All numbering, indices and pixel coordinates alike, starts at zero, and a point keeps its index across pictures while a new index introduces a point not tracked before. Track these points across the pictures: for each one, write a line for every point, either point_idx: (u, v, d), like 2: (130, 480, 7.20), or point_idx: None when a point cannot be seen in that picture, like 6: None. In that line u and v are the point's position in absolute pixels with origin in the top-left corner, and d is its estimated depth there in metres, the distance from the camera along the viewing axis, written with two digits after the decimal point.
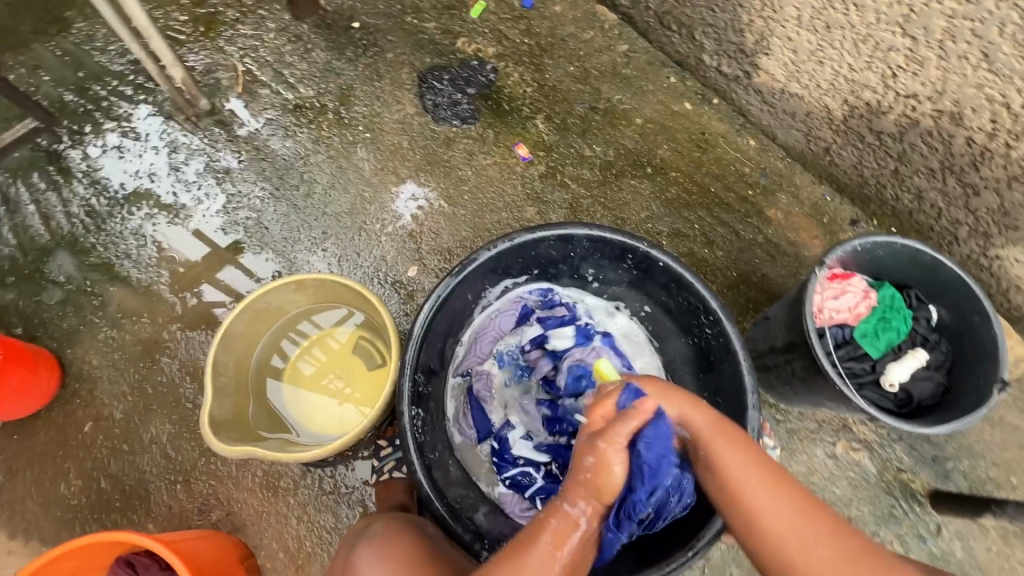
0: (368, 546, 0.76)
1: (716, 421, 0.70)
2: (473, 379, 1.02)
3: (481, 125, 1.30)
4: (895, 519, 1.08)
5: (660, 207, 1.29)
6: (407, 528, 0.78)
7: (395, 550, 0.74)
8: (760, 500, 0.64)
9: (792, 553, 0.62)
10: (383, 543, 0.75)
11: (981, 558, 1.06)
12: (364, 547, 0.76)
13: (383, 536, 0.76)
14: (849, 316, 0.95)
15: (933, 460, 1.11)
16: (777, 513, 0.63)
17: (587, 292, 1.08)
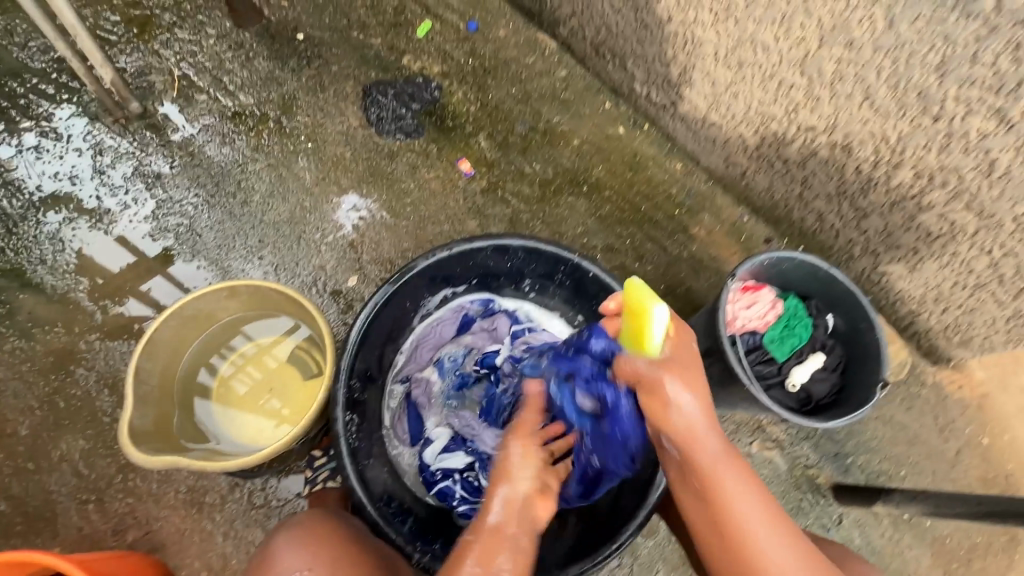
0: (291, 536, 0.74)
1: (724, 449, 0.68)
2: (412, 386, 1.04)
3: (424, 140, 1.34)
4: (803, 511, 1.18)
5: (595, 223, 1.36)
6: (331, 522, 0.76)
7: (318, 550, 0.72)
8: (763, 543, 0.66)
9: None
10: (307, 534, 0.74)
11: (876, 544, 1.17)
12: (284, 541, 0.74)
13: (304, 531, 0.74)
14: (758, 324, 1.06)
15: (835, 456, 1.22)
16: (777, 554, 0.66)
17: (526, 301, 1.12)
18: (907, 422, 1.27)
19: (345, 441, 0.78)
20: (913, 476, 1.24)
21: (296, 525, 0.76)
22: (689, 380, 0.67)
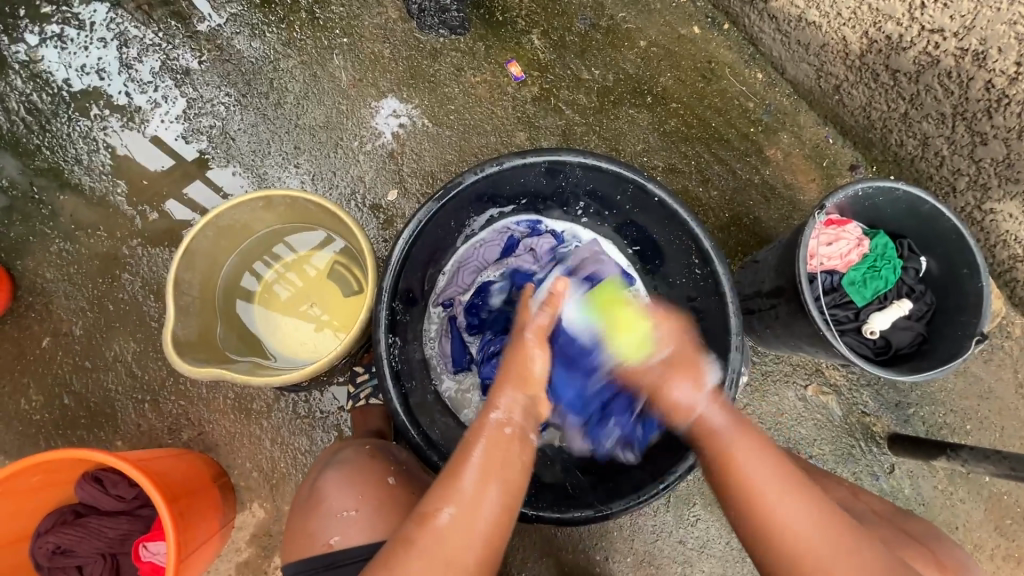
0: (336, 473, 0.73)
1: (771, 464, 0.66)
2: (454, 309, 0.98)
3: (471, 37, 1.19)
4: (853, 458, 1.13)
5: (658, 140, 1.22)
6: (373, 463, 0.74)
7: (357, 492, 0.70)
8: (782, 508, 0.63)
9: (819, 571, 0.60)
10: (348, 477, 0.72)
11: (927, 495, 1.13)
12: (331, 480, 0.72)
13: (352, 472, 0.72)
14: (839, 263, 0.94)
15: (896, 406, 1.16)
16: (802, 524, 0.62)
17: (575, 223, 1.03)
18: (983, 375, 1.18)
19: (387, 362, 0.75)
20: (978, 431, 1.17)
21: (342, 467, 0.74)
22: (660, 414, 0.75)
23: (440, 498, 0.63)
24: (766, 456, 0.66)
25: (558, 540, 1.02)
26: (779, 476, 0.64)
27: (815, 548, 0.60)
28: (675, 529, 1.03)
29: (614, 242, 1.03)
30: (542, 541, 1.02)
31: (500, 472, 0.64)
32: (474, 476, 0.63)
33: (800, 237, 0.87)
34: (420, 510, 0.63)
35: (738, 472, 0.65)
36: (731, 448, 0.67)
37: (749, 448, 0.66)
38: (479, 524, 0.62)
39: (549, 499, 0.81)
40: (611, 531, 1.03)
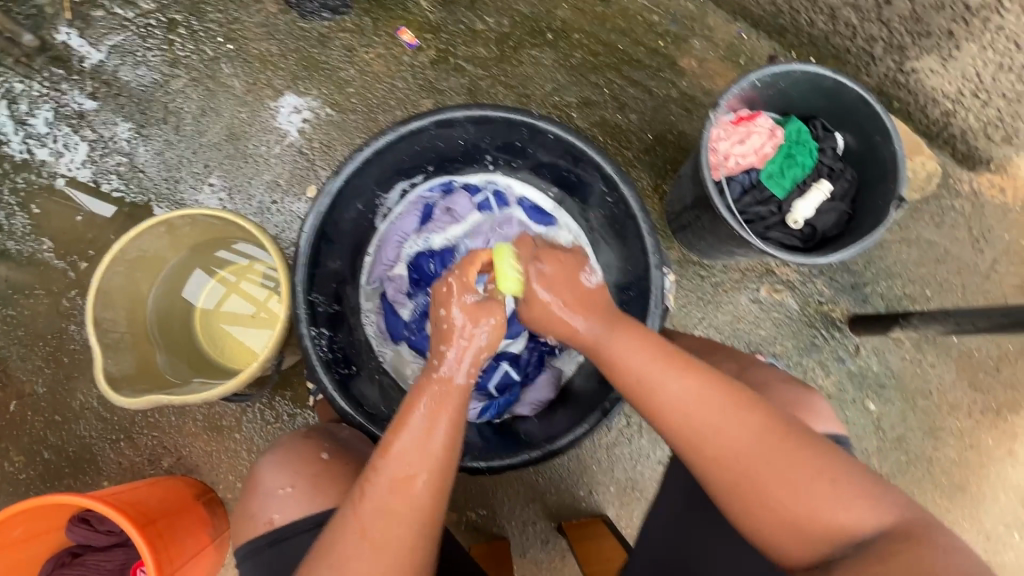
0: (272, 457, 0.75)
1: (654, 347, 0.67)
2: (386, 284, 0.98)
3: (356, 14, 1.16)
4: (816, 348, 1.14)
5: (566, 76, 1.19)
6: (310, 441, 0.76)
7: (293, 469, 0.73)
8: (663, 383, 0.65)
9: (711, 447, 0.64)
10: (284, 457, 0.74)
11: (896, 368, 1.13)
12: (268, 463, 0.74)
13: (287, 452, 0.74)
14: (754, 160, 0.93)
15: (852, 287, 1.15)
16: (682, 393, 0.64)
17: (489, 171, 1.01)
18: (934, 239, 1.18)
19: (314, 355, 0.77)
20: (939, 294, 1.17)
21: (284, 448, 0.75)
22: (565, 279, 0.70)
23: (389, 458, 0.62)
24: (675, 370, 0.65)
25: (541, 486, 1.05)
26: (659, 357, 0.66)
27: (705, 415, 0.64)
28: (652, 451, 1.06)
29: (536, 186, 1.02)
30: (526, 489, 1.05)
31: (450, 422, 0.64)
32: (417, 434, 0.63)
33: (701, 139, 0.85)
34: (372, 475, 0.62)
35: (633, 379, 0.66)
36: (648, 376, 0.66)
37: (642, 354, 0.67)
38: (434, 481, 0.62)
39: (495, 450, 0.83)
40: (590, 466, 1.06)
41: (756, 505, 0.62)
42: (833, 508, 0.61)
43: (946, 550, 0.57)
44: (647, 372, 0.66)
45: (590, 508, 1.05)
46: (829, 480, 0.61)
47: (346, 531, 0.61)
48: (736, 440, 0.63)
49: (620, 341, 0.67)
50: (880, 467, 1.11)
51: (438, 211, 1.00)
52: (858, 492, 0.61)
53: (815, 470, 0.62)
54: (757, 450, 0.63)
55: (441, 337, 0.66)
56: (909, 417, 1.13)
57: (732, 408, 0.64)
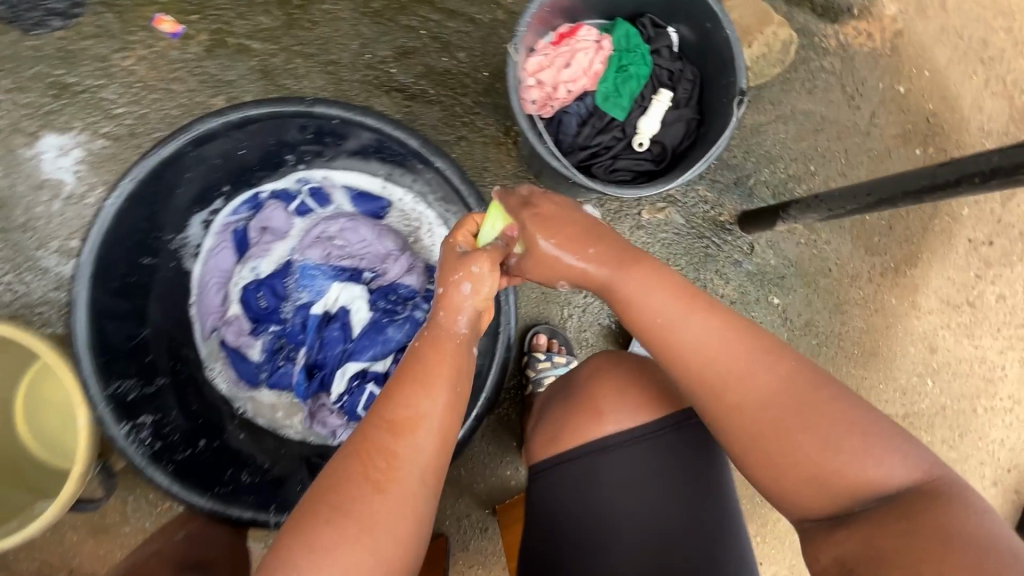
0: None
1: (670, 287, 0.60)
2: (223, 331, 0.86)
3: (94, 14, 0.94)
4: (712, 258, 1.08)
5: (373, 26, 1.00)
6: None
7: None
8: (678, 320, 0.58)
9: (726, 385, 0.55)
10: None
11: (793, 255, 1.10)
12: None
13: None
14: (586, 81, 0.81)
15: (736, 185, 1.09)
16: (699, 331, 0.57)
17: (299, 170, 0.86)
18: (810, 109, 1.10)
19: (135, 456, 0.66)
20: (824, 167, 1.11)
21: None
22: (568, 237, 0.63)
23: (400, 399, 0.55)
24: (692, 308, 0.58)
25: (465, 479, 1.01)
26: (673, 293, 0.59)
27: (722, 354, 0.56)
28: None
29: (363, 172, 0.88)
30: (451, 486, 1.01)
31: (451, 379, 0.57)
32: (421, 380, 0.56)
33: (507, 79, 0.72)
34: (376, 417, 0.54)
35: (643, 318, 0.60)
36: (656, 317, 0.59)
37: (655, 294, 0.60)
38: (441, 433, 0.55)
39: None
40: (510, 444, 1.02)
41: (766, 447, 0.54)
42: (856, 456, 0.50)
43: (970, 510, 0.46)
44: (662, 313, 0.59)
45: (521, 483, 1.02)
46: (855, 429, 0.51)
47: (344, 478, 0.51)
48: (754, 377, 0.55)
49: (630, 285, 0.60)
50: None
51: (254, 230, 0.87)
52: (888, 446, 0.51)
53: (840, 421, 0.52)
54: (773, 388, 0.54)
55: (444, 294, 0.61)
56: (814, 301, 1.11)
57: (751, 346, 0.56)
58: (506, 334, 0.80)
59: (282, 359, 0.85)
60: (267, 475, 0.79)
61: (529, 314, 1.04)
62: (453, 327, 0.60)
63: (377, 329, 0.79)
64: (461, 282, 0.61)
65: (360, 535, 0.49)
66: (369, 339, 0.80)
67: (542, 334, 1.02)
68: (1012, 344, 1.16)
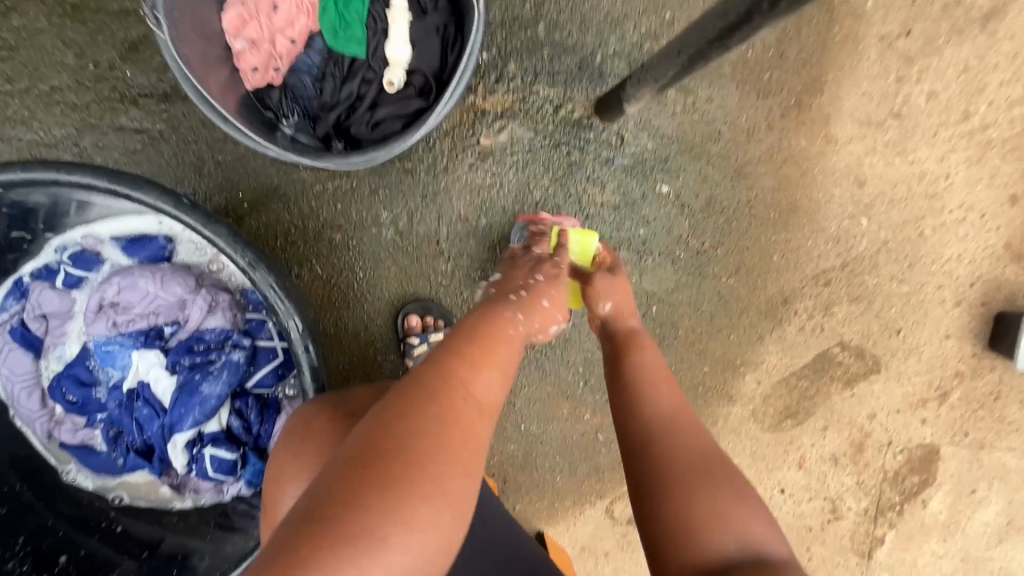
0: None
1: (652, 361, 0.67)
2: (57, 432, 0.78)
3: None
4: (578, 165, 0.92)
5: (81, 25, 0.81)
6: None
7: None
8: (654, 380, 0.64)
9: (675, 435, 0.59)
10: None
11: (671, 129, 0.93)
12: None
13: None
14: (303, 20, 0.64)
15: (580, 68, 0.90)
16: (669, 397, 0.63)
17: (49, 239, 0.74)
18: None
19: None
20: (682, 8, 0.90)
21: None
22: (617, 295, 0.73)
23: (484, 381, 0.52)
24: (667, 379, 0.65)
25: None
26: (656, 364, 0.67)
27: (680, 419, 0.61)
28: None
29: (123, 215, 0.75)
30: None
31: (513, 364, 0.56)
32: (498, 361, 0.55)
33: (168, 59, 0.56)
34: (471, 393, 0.50)
35: (631, 372, 0.66)
36: (643, 378, 0.65)
37: (644, 359, 0.67)
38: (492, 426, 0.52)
39: None
40: None
41: (687, 489, 0.55)
42: (752, 520, 0.54)
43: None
44: (643, 372, 0.65)
45: None
46: (745, 500, 0.56)
47: (440, 449, 0.46)
48: (697, 435, 0.60)
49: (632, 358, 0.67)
50: (704, 243, 0.97)
51: (32, 320, 0.76)
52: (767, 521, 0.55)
53: (736, 497, 0.55)
54: (697, 446, 0.59)
55: (533, 293, 0.65)
56: (710, 174, 0.95)
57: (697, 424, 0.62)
58: (309, 360, 0.70)
59: (126, 441, 0.78)
60: (148, 560, 0.74)
61: (394, 292, 0.91)
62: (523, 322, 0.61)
63: (188, 389, 0.74)
64: (554, 321, 0.67)
65: (418, 510, 0.43)
66: (184, 405, 0.74)
67: (412, 314, 0.90)
68: (954, 145, 0.98)
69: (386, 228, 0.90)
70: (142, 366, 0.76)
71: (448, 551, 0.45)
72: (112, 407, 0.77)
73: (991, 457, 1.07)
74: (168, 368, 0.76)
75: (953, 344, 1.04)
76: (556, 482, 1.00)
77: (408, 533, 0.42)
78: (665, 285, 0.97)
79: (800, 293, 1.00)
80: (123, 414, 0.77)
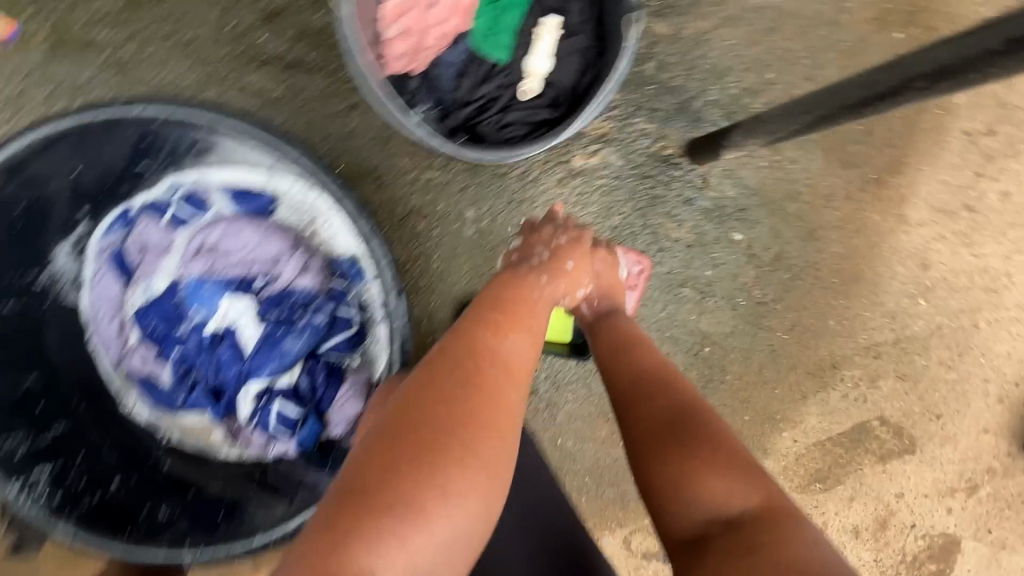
0: None
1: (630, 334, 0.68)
2: (128, 360, 0.80)
3: None
4: (660, 200, 0.95)
5: None
6: None
7: None
8: (640, 355, 0.64)
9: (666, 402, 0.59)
10: None
11: (754, 182, 0.97)
12: None
13: None
14: (456, 20, 0.69)
15: (680, 110, 0.94)
16: (650, 360, 0.64)
17: (164, 178, 0.78)
18: (760, 5, 0.93)
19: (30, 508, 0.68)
20: (784, 73, 0.95)
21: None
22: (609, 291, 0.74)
23: (509, 346, 0.57)
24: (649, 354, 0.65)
25: None
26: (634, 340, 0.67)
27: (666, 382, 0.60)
28: None
29: (239, 168, 0.78)
30: None
31: (536, 334, 0.61)
32: (521, 329, 0.60)
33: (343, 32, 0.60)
34: (496, 356, 0.56)
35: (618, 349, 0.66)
36: (630, 352, 0.65)
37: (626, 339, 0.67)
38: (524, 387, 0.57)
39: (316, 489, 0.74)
40: None
41: (670, 459, 0.54)
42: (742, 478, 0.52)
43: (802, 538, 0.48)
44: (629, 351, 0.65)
45: None
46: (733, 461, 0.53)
47: (471, 411, 0.51)
48: (674, 391, 0.59)
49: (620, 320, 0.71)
50: (766, 296, 0.99)
51: (132, 248, 0.79)
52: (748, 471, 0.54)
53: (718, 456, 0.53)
54: (686, 409, 0.57)
55: (563, 253, 0.71)
56: (783, 231, 0.98)
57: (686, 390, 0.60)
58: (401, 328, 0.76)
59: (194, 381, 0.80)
60: (194, 501, 0.75)
61: (462, 289, 0.94)
62: (544, 291, 0.66)
63: (275, 337, 0.80)
64: (581, 284, 0.71)
65: (454, 466, 0.48)
66: (268, 351, 0.80)
67: None
68: (1019, 247, 1.01)
69: (468, 225, 0.93)
70: (232, 310, 0.80)
71: (491, 506, 0.50)
72: (189, 345, 0.80)
73: (1011, 559, 1.07)
74: (256, 316, 0.80)
75: (989, 439, 1.05)
76: (581, 503, 1.00)
77: (447, 499, 0.47)
78: (722, 329, 1.00)
79: (849, 361, 1.02)
80: (198, 354, 0.80)
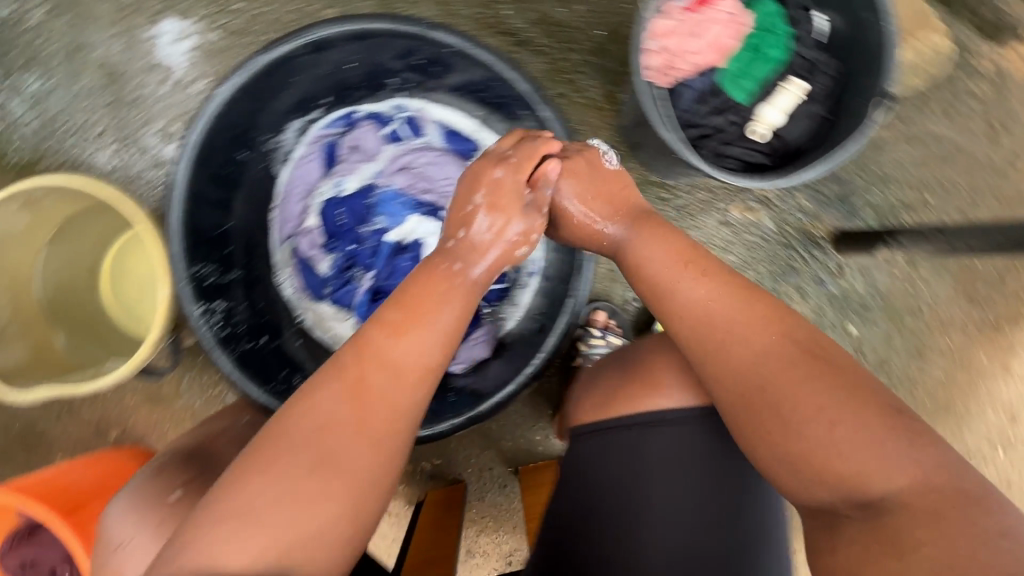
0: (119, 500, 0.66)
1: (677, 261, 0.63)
2: (299, 239, 0.88)
3: None
4: (794, 271, 1.02)
5: None
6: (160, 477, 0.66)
7: (139, 513, 0.63)
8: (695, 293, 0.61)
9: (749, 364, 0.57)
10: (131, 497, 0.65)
11: (884, 286, 1.02)
12: (114, 511, 0.65)
13: (131, 497, 0.65)
14: (712, 55, 0.78)
15: (840, 200, 1.01)
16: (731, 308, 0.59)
17: (396, 96, 0.86)
18: (942, 134, 1.00)
19: (203, 332, 0.70)
20: (943, 200, 1.01)
21: (134, 481, 0.66)
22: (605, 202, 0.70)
23: (399, 350, 0.57)
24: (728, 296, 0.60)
25: (494, 432, 1.01)
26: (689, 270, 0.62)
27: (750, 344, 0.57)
28: None
29: (461, 112, 0.86)
30: (482, 437, 1.01)
31: (442, 332, 0.60)
32: (414, 331, 0.59)
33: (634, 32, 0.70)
34: (380, 362, 0.56)
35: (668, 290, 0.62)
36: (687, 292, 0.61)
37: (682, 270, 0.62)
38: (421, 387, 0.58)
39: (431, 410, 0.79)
40: (545, 410, 1.01)
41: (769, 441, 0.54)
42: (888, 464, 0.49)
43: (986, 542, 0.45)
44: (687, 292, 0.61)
45: (546, 451, 1.02)
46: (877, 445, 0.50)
47: (332, 425, 0.53)
48: (746, 352, 0.57)
49: (637, 247, 0.66)
50: None
51: (345, 147, 0.88)
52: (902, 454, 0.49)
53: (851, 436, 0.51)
54: (787, 379, 0.54)
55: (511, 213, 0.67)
56: (895, 339, 1.03)
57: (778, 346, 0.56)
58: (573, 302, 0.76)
59: (354, 276, 0.89)
60: None
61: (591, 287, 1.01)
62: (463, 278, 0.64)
63: None
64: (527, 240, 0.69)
65: (313, 477, 0.51)
66: None
67: (601, 310, 0.99)
68: None
69: None
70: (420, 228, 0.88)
71: (365, 505, 0.53)
72: (363, 244, 0.88)
73: None
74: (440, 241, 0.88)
75: None
76: None
77: (318, 501, 0.50)
78: None
79: None
80: (365, 254, 0.88)
